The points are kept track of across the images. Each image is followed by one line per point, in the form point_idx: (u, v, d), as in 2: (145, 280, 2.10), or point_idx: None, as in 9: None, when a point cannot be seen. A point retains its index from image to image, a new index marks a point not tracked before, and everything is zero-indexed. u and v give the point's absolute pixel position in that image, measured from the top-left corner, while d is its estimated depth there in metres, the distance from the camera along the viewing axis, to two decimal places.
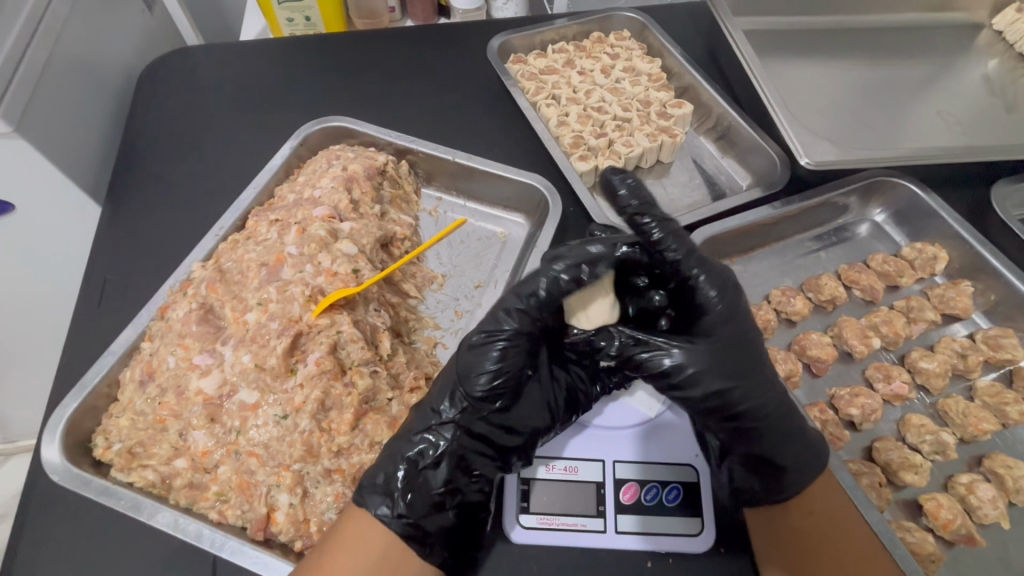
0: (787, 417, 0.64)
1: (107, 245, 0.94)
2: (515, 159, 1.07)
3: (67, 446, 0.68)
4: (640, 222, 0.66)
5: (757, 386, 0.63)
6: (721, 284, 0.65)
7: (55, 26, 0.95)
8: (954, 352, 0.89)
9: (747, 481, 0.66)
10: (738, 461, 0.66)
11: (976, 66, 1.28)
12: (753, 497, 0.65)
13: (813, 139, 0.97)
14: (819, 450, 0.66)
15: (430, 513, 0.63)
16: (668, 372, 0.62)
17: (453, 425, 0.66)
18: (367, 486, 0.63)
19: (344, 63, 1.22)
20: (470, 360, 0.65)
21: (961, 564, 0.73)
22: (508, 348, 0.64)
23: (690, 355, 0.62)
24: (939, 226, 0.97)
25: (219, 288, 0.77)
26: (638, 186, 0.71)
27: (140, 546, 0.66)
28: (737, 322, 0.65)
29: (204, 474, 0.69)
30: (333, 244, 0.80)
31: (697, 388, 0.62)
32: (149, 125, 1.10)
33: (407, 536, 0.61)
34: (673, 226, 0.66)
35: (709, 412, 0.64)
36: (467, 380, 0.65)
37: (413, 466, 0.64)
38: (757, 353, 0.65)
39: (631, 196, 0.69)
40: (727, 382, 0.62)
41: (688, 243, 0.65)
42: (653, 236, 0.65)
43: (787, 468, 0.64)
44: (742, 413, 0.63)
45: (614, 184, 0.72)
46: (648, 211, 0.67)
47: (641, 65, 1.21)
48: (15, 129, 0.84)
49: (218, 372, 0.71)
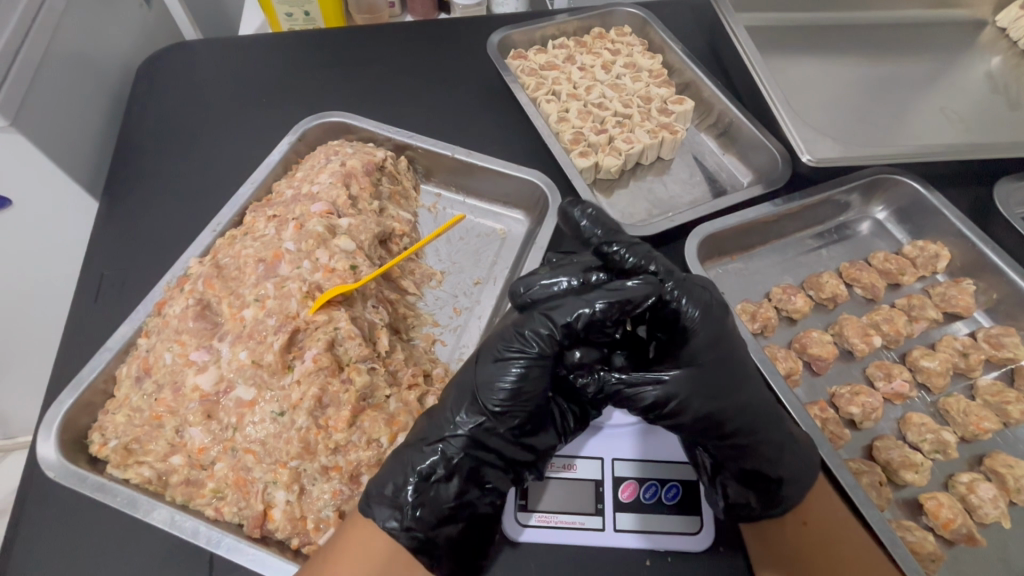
0: (778, 428, 0.65)
1: (105, 241, 0.93)
2: (514, 155, 1.07)
3: (63, 442, 0.68)
4: (610, 252, 0.67)
5: (744, 404, 0.63)
6: (703, 304, 0.64)
7: (53, 20, 0.94)
8: (955, 350, 0.89)
9: (745, 496, 0.64)
10: (732, 479, 0.65)
11: (978, 63, 1.27)
12: (751, 513, 0.65)
13: (817, 136, 0.96)
14: (815, 462, 0.66)
15: (440, 526, 0.62)
16: (655, 404, 0.62)
17: (468, 438, 0.63)
18: (374, 496, 0.61)
19: (342, 58, 1.21)
20: (491, 374, 0.63)
21: (961, 563, 0.73)
22: (531, 366, 0.62)
23: (674, 383, 0.62)
24: (940, 224, 0.97)
25: (216, 284, 0.76)
26: (599, 215, 0.70)
27: (137, 542, 0.66)
28: (721, 343, 0.64)
29: (200, 471, 0.68)
30: (331, 239, 0.80)
31: (687, 414, 0.62)
32: (147, 120, 1.09)
33: (415, 549, 0.60)
34: (643, 250, 0.67)
35: (700, 435, 0.64)
36: (485, 394, 0.63)
37: (424, 480, 0.61)
38: (743, 368, 0.65)
39: (595, 226, 0.70)
40: (715, 406, 0.62)
41: (663, 262, 0.66)
42: (626, 263, 0.66)
43: (783, 480, 0.64)
44: (733, 434, 0.63)
45: (575, 218, 0.71)
46: (614, 241, 0.68)
47: (642, 61, 1.21)
48: (12, 124, 0.84)
49: (215, 369, 0.71)
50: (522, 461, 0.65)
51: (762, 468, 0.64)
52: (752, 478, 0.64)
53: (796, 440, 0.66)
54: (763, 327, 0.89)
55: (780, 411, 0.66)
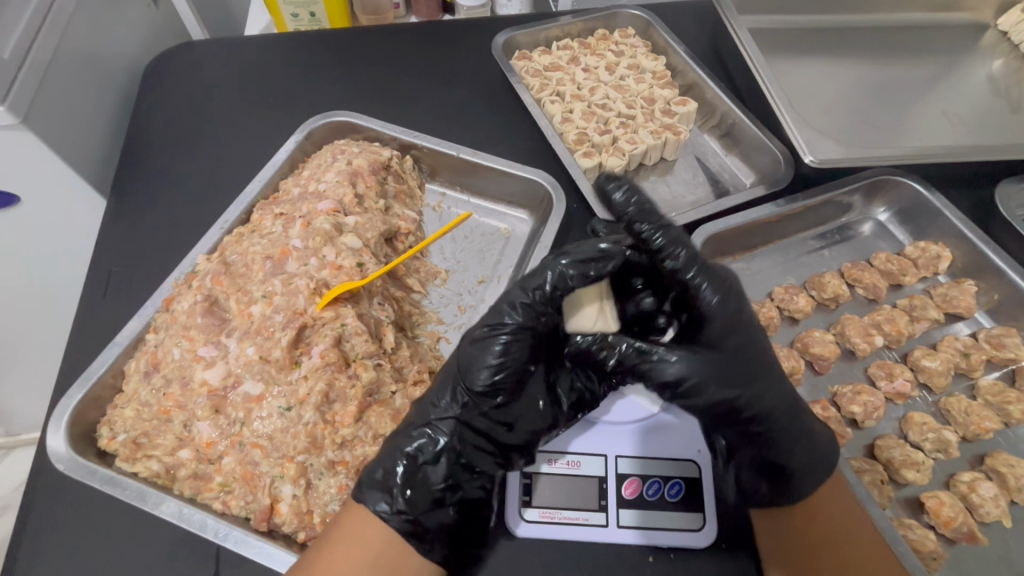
0: (797, 419, 0.64)
1: (112, 238, 0.94)
2: (518, 156, 1.08)
3: (73, 436, 0.69)
4: (639, 230, 0.66)
5: (764, 393, 0.62)
6: (723, 292, 0.64)
7: (62, 19, 0.95)
8: (957, 351, 0.89)
9: (756, 483, 0.68)
10: (747, 466, 0.69)
11: (980, 66, 1.28)
12: (760, 498, 0.67)
13: (818, 137, 0.97)
14: (827, 458, 0.66)
15: (430, 509, 0.63)
16: (671, 382, 0.62)
17: (454, 420, 0.65)
18: (365, 481, 0.62)
19: (347, 58, 1.22)
20: (474, 355, 0.64)
21: (962, 562, 0.73)
22: (513, 342, 0.63)
23: (692, 364, 0.61)
24: (943, 225, 0.98)
25: (224, 280, 0.77)
26: (637, 192, 0.69)
27: (145, 536, 0.66)
28: (741, 331, 0.64)
29: (208, 465, 0.69)
30: (337, 237, 0.81)
31: (702, 396, 0.62)
32: (155, 119, 1.10)
33: (407, 533, 0.61)
34: (676, 232, 0.65)
35: (716, 416, 0.64)
36: (468, 376, 0.64)
37: (412, 462, 0.63)
38: (766, 359, 0.64)
39: (629, 202, 0.69)
40: (732, 391, 0.61)
41: (691, 247, 0.65)
42: (653, 243, 0.65)
43: (796, 472, 0.64)
44: (748, 419, 0.63)
45: (611, 193, 0.70)
46: (647, 218, 0.67)
47: (646, 63, 1.21)
48: (22, 122, 0.85)
49: (223, 364, 0.71)
50: (508, 443, 0.67)
51: (775, 458, 0.65)
52: (766, 469, 0.67)
53: (814, 435, 0.65)
54: (765, 326, 0.90)
55: (800, 402, 0.66)
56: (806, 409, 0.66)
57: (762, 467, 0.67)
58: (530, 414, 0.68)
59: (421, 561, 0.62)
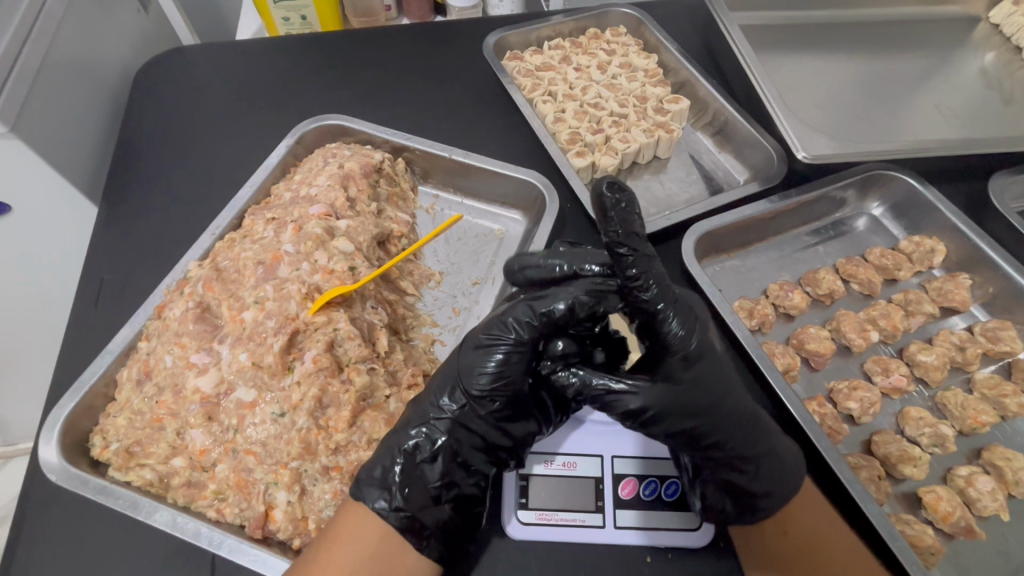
0: (754, 443, 0.64)
1: (103, 246, 0.94)
2: (511, 156, 1.07)
3: (65, 447, 0.68)
4: (619, 255, 0.61)
5: (723, 420, 0.63)
6: (689, 324, 0.63)
7: (50, 26, 0.94)
8: (953, 344, 0.89)
9: (721, 502, 0.65)
10: (710, 483, 0.65)
11: (972, 59, 1.28)
12: (726, 518, 0.65)
13: (810, 133, 0.97)
14: (800, 462, 0.67)
15: (427, 506, 0.62)
16: (633, 412, 0.62)
17: (451, 421, 0.65)
18: (364, 479, 0.62)
19: (339, 62, 1.21)
20: (473, 359, 0.65)
21: (962, 556, 0.73)
22: (511, 353, 0.64)
23: (652, 393, 0.61)
24: (937, 219, 0.97)
25: (216, 286, 0.77)
26: (630, 207, 0.61)
27: (139, 546, 0.66)
28: (704, 361, 0.63)
29: (202, 472, 0.68)
30: (329, 241, 0.80)
31: (662, 426, 0.62)
32: (145, 125, 1.10)
33: (405, 529, 0.61)
34: (651, 265, 0.61)
35: (677, 444, 0.64)
36: (467, 379, 0.64)
37: (410, 459, 0.63)
38: (728, 386, 0.64)
39: (617, 220, 0.60)
40: (692, 420, 0.62)
41: (662, 279, 0.62)
42: (627, 277, 0.61)
43: (762, 489, 0.64)
44: (708, 446, 0.63)
45: (606, 201, 0.61)
46: (630, 245, 0.61)
47: (638, 61, 1.22)
48: (11, 130, 0.84)
49: (215, 371, 0.71)
50: (503, 446, 0.67)
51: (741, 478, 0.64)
52: (732, 487, 0.64)
53: (776, 455, 0.65)
54: (760, 323, 0.90)
55: (762, 424, 0.65)
56: (770, 428, 0.66)
57: (730, 486, 0.65)
58: (526, 419, 0.68)
59: (417, 558, 0.61)
